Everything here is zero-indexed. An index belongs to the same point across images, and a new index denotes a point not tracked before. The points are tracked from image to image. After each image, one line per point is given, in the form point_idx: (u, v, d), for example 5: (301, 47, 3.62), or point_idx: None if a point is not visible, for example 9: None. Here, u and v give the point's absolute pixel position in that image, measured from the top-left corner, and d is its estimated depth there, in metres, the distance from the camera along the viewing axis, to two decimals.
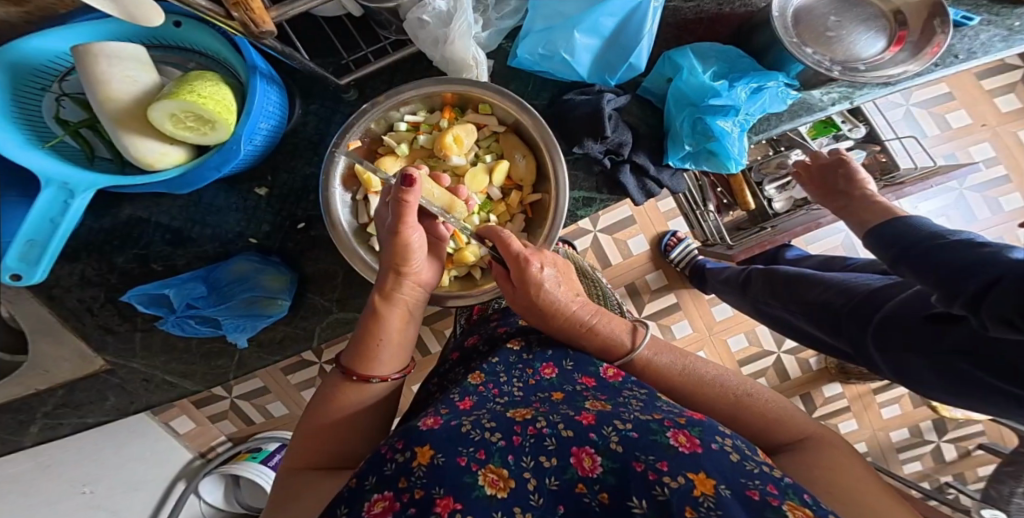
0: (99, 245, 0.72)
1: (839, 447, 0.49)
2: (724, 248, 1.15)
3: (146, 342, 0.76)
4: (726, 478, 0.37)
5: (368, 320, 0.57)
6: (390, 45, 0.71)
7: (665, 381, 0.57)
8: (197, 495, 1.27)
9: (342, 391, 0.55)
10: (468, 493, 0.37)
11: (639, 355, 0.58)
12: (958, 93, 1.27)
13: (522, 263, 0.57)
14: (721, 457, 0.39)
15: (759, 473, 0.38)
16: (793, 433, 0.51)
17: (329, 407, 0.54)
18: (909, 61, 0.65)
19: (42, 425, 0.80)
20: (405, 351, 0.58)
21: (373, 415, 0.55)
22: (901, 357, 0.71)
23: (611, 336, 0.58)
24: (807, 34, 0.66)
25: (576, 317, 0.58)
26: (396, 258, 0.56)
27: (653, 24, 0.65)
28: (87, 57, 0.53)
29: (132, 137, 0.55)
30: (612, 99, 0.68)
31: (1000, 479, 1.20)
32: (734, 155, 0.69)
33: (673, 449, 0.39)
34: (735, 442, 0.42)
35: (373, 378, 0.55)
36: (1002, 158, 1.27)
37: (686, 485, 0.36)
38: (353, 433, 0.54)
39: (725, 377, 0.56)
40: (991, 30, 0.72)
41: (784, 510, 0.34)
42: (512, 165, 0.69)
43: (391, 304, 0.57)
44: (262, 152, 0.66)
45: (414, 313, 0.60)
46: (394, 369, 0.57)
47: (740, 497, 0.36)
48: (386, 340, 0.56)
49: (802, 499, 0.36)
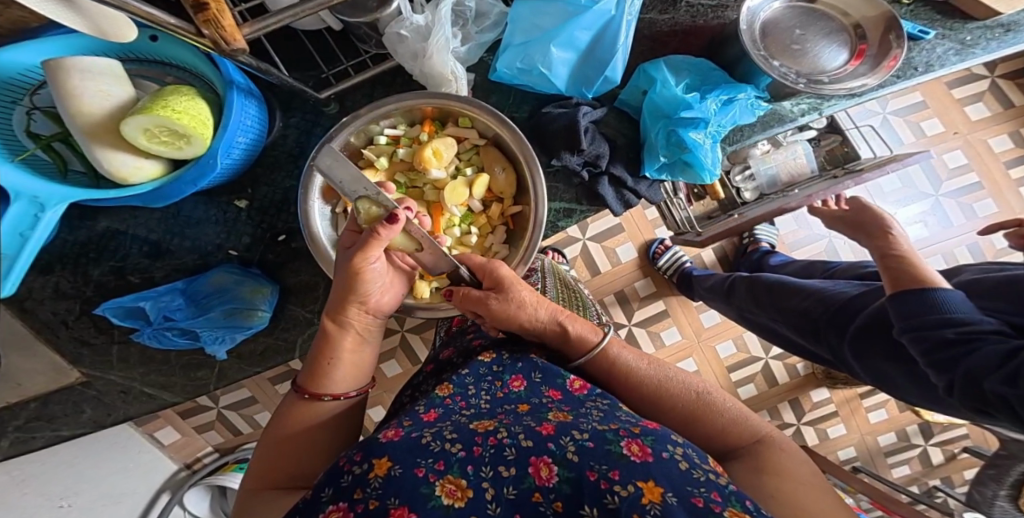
0: (74, 257, 0.72)
1: (787, 449, 0.50)
2: (693, 235, 1.12)
3: (123, 354, 0.75)
4: (674, 486, 0.37)
5: (321, 342, 0.58)
6: (371, 59, 0.71)
7: (631, 378, 0.57)
8: (183, 505, 1.23)
9: (298, 411, 0.56)
10: (423, 504, 0.37)
11: (606, 349, 0.59)
12: (932, 101, 1.29)
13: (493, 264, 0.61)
14: (671, 466, 0.39)
15: (705, 481, 0.39)
16: (747, 437, 0.52)
17: (284, 426, 0.55)
18: (868, 74, 0.66)
19: (14, 440, 0.78)
20: (360, 370, 0.59)
21: (330, 433, 0.56)
22: (882, 368, 0.72)
23: (578, 332, 0.59)
24: (774, 47, 0.67)
25: (545, 315, 0.59)
26: (347, 284, 0.56)
27: (626, 38, 0.66)
28: (59, 71, 0.53)
29: (105, 150, 0.55)
30: (588, 112, 0.69)
31: (983, 483, 1.21)
32: (706, 166, 0.70)
33: (625, 458, 0.39)
34: (686, 450, 0.42)
35: (325, 396, 0.56)
36: (975, 165, 1.29)
37: (635, 493, 0.37)
38: (311, 450, 0.54)
39: (689, 380, 0.57)
40: (945, 43, 0.73)
41: (725, 516, 0.35)
42: (492, 177, 0.69)
43: (343, 329, 0.57)
44: (240, 165, 0.66)
45: (369, 336, 0.60)
46: (349, 388, 0.58)
47: (685, 503, 0.36)
48: (338, 360, 0.57)
49: (744, 506, 0.37)
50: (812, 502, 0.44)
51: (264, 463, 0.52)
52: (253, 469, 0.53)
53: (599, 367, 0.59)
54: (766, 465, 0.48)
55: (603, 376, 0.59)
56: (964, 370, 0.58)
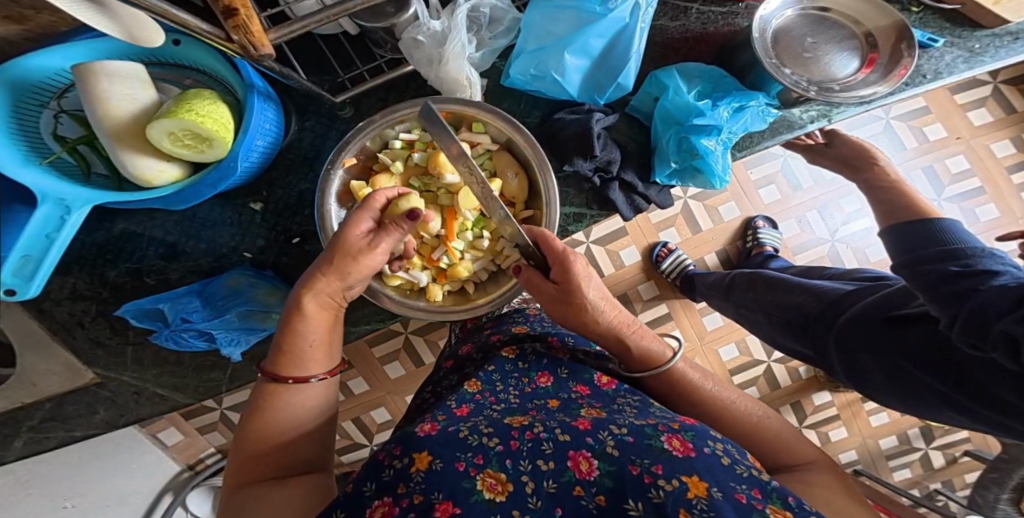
0: (92, 259, 0.73)
1: (841, 474, 0.50)
2: None
3: (138, 355, 0.76)
4: (718, 481, 0.38)
5: (293, 322, 0.56)
6: (386, 63, 0.72)
7: (693, 394, 0.57)
8: (185, 508, 1.25)
9: (281, 395, 0.56)
10: (467, 498, 0.38)
11: (676, 366, 0.59)
12: (934, 106, 1.30)
13: (568, 258, 0.57)
14: (713, 460, 0.40)
15: (747, 476, 0.40)
16: (799, 457, 0.52)
17: (268, 410, 0.55)
18: (879, 82, 0.68)
19: (26, 440, 0.78)
20: (334, 349, 0.60)
21: (315, 414, 0.58)
22: (865, 359, 0.70)
23: (653, 345, 0.59)
24: (786, 54, 0.68)
25: (620, 323, 0.59)
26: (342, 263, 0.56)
27: (640, 45, 0.67)
28: (88, 74, 0.54)
29: (132, 153, 0.56)
30: (600, 118, 0.70)
31: (986, 486, 1.21)
32: (718, 172, 0.71)
33: (667, 453, 0.40)
34: (725, 445, 0.43)
35: (311, 379, 0.57)
36: (977, 171, 1.30)
37: (680, 487, 0.38)
38: (301, 433, 0.56)
39: (748, 402, 0.57)
40: (953, 51, 0.75)
41: (768, 514, 0.37)
42: (504, 183, 0.70)
43: (318, 307, 0.57)
44: (258, 168, 0.67)
45: (338, 317, 0.61)
46: (328, 367, 0.59)
47: (731, 499, 0.37)
48: (317, 342, 0.57)
49: (785, 502, 0.38)
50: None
51: (255, 452, 0.53)
52: (242, 455, 0.53)
53: (662, 380, 0.59)
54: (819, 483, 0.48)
55: (666, 386, 0.59)
56: (974, 306, 0.53)
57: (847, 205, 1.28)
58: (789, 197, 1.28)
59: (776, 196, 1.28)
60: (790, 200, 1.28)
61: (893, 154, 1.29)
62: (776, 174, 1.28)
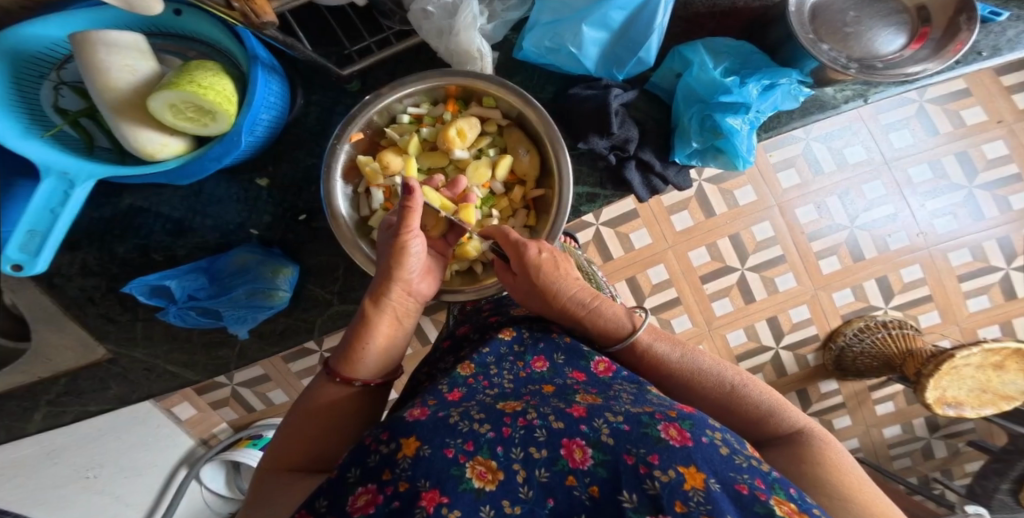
0: (100, 234, 0.72)
1: (828, 441, 0.49)
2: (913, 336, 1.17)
3: (147, 332, 0.76)
4: (716, 472, 0.38)
5: (359, 327, 0.57)
6: (394, 35, 0.69)
7: (663, 366, 0.57)
8: (200, 481, 1.24)
9: (325, 394, 0.55)
10: (455, 486, 0.38)
11: (639, 339, 0.58)
12: (975, 89, 1.23)
13: (520, 246, 0.60)
14: (711, 451, 0.39)
15: (747, 467, 0.39)
16: (788, 425, 0.51)
17: (310, 407, 0.54)
18: (929, 58, 0.63)
19: (45, 414, 0.82)
20: (390, 357, 0.59)
21: (350, 417, 0.55)
22: None
23: (611, 321, 0.58)
24: (824, 30, 0.64)
25: (577, 299, 0.59)
26: (393, 263, 0.57)
27: (664, 17, 0.63)
28: (86, 44, 0.52)
29: (131, 126, 0.54)
30: (619, 94, 0.67)
31: (985, 475, 1.20)
32: (741, 153, 0.67)
33: (663, 442, 0.39)
34: (724, 435, 0.42)
35: (356, 381, 0.56)
36: (1015, 157, 1.24)
37: (677, 478, 0.37)
38: (335, 433, 0.54)
39: (721, 368, 0.55)
40: (1019, 25, 0.70)
41: (772, 505, 0.35)
42: (515, 159, 0.68)
43: (381, 310, 0.58)
44: (263, 142, 0.65)
45: (403, 320, 0.60)
46: (376, 375, 0.58)
47: (729, 491, 0.36)
48: (373, 346, 0.57)
49: (788, 493, 0.37)
50: (863, 490, 0.45)
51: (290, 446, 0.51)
52: (274, 447, 0.52)
53: (628, 354, 0.59)
54: (808, 456, 0.48)
55: (636, 363, 0.59)
56: None
57: (869, 191, 1.24)
58: (809, 182, 1.23)
59: (796, 180, 1.23)
60: (811, 185, 1.23)
61: (924, 139, 1.23)
62: (797, 157, 1.22)
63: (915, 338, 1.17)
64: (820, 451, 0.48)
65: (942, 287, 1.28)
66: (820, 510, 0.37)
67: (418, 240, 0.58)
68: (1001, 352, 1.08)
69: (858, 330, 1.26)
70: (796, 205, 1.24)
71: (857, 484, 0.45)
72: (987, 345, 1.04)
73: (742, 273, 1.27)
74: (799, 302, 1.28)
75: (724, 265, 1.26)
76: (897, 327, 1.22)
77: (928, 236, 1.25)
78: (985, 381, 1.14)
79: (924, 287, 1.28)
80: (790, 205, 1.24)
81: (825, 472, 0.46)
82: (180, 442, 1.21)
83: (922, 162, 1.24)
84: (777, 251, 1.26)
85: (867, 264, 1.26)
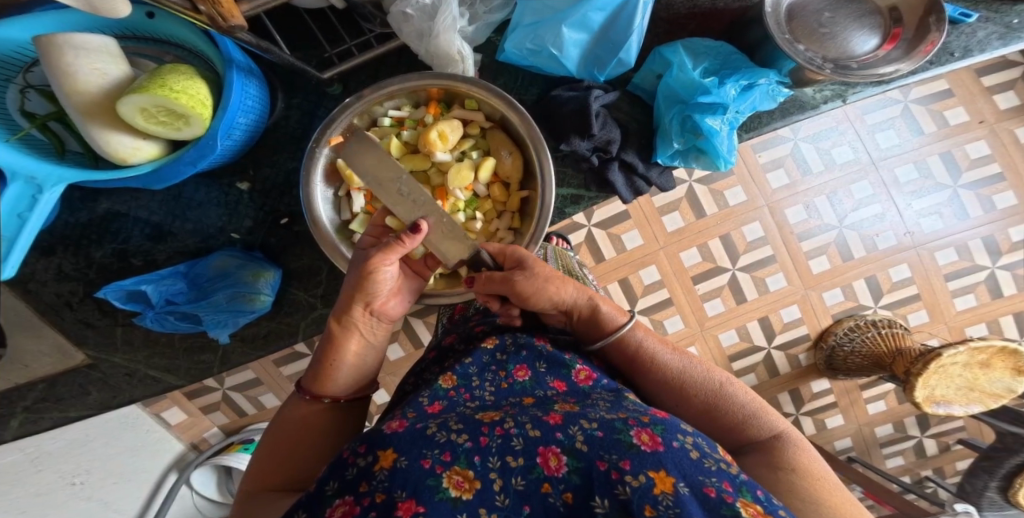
0: (76, 238, 0.71)
1: (802, 446, 0.50)
2: (901, 337, 1.18)
3: (128, 337, 0.76)
4: (685, 475, 0.37)
5: (327, 346, 0.57)
6: (375, 38, 0.69)
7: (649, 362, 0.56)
8: (190, 486, 1.23)
9: (298, 412, 0.55)
10: (431, 496, 0.37)
11: (631, 333, 0.58)
12: (957, 90, 1.24)
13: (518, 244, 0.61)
14: (682, 455, 0.39)
15: (717, 470, 0.39)
16: (767, 430, 0.51)
17: (283, 428, 0.54)
18: (901, 59, 0.63)
19: (23, 419, 0.82)
20: (361, 374, 0.59)
21: (325, 434, 0.55)
22: None
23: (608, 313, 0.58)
24: (800, 31, 0.64)
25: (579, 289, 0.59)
26: (358, 282, 0.56)
27: (643, 18, 0.63)
28: (52, 47, 0.51)
29: (103, 130, 0.54)
30: (600, 95, 0.67)
31: (974, 474, 1.20)
32: (722, 153, 0.68)
33: (635, 447, 0.39)
34: (696, 439, 0.42)
35: (325, 397, 0.56)
36: (998, 156, 1.25)
37: (646, 483, 0.37)
38: (309, 451, 0.53)
39: (708, 369, 0.56)
40: (989, 27, 0.70)
41: (738, 508, 0.35)
42: (498, 161, 0.67)
43: (346, 328, 0.57)
44: (241, 147, 0.65)
45: (372, 338, 0.59)
46: (347, 391, 0.57)
47: (697, 495, 0.36)
48: (342, 363, 0.57)
49: (755, 495, 0.37)
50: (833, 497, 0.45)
51: (267, 464, 0.52)
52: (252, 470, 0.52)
53: (616, 349, 0.58)
54: (783, 462, 0.48)
55: (624, 358, 0.58)
56: None
57: (856, 191, 1.24)
58: (798, 182, 1.23)
59: (785, 181, 1.23)
60: (799, 185, 1.23)
61: (908, 139, 1.24)
62: (785, 157, 1.23)
63: (903, 336, 1.18)
64: (795, 456, 0.48)
65: (929, 287, 1.28)
66: (785, 511, 0.37)
67: (393, 267, 0.56)
68: (986, 350, 1.08)
69: (848, 330, 1.26)
70: (784, 205, 1.24)
71: (827, 490, 0.45)
72: (974, 343, 1.03)
73: (733, 273, 1.27)
74: (788, 302, 1.29)
75: (714, 265, 1.27)
76: (886, 328, 1.22)
77: (914, 236, 1.26)
78: (972, 379, 1.15)
79: (911, 287, 1.28)
80: (779, 206, 1.24)
81: (799, 478, 0.46)
82: (168, 447, 1.20)
83: (908, 162, 1.24)
84: (766, 251, 1.26)
85: (856, 264, 1.27)
